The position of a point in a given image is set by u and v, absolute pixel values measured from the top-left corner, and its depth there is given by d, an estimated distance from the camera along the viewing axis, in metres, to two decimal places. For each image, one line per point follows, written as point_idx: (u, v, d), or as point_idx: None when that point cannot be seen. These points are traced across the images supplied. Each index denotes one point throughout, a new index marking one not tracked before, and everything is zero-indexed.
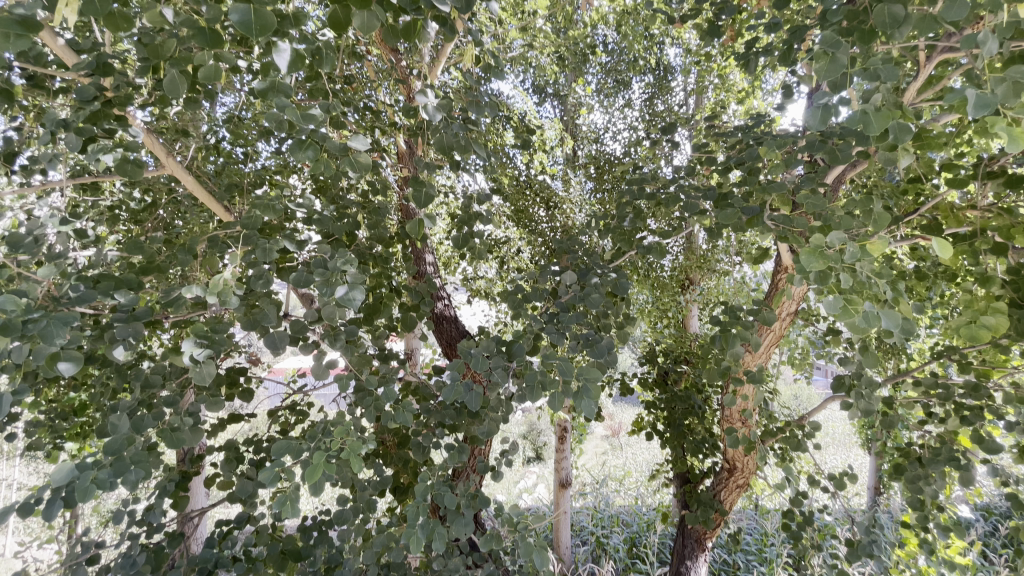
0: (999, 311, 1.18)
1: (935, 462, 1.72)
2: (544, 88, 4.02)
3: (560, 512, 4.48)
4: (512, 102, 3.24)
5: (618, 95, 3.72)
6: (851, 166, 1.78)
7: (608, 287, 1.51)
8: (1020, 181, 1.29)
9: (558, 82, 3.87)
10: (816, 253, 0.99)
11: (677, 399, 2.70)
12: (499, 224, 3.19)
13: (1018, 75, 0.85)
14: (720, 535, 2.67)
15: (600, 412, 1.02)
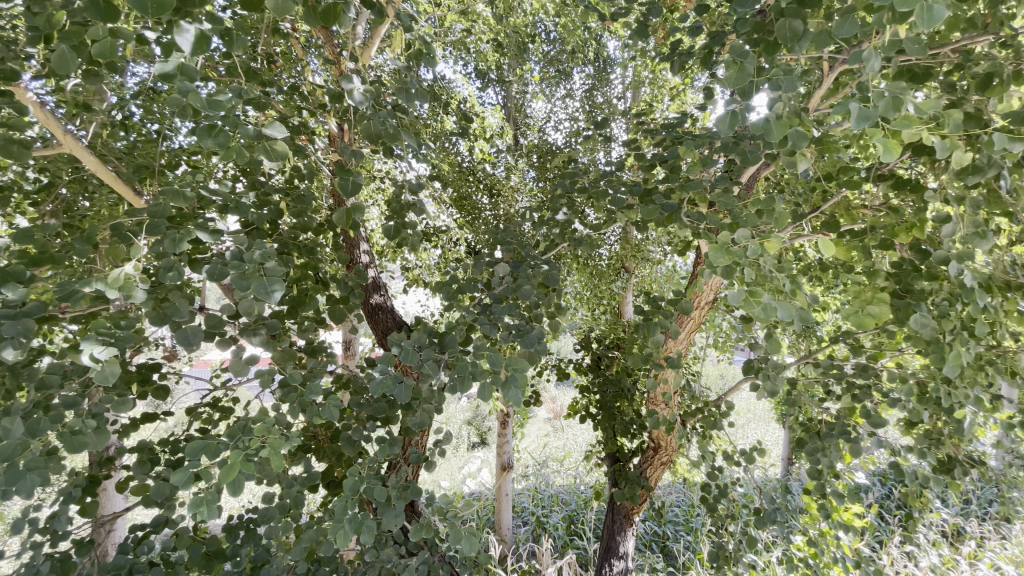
0: (884, 301, 1.32)
1: (830, 435, 1.92)
2: (486, 74, 4.00)
3: (501, 495, 4.58)
4: (452, 87, 3.20)
5: (559, 85, 3.77)
6: (765, 165, 1.91)
7: (540, 278, 1.54)
8: (903, 185, 1.45)
9: (501, 69, 3.86)
10: (723, 250, 1.07)
11: (609, 383, 2.83)
12: (440, 211, 3.17)
13: (896, 91, 0.92)
14: (647, 510, 2.84)
15: (527, 401, 1.05)
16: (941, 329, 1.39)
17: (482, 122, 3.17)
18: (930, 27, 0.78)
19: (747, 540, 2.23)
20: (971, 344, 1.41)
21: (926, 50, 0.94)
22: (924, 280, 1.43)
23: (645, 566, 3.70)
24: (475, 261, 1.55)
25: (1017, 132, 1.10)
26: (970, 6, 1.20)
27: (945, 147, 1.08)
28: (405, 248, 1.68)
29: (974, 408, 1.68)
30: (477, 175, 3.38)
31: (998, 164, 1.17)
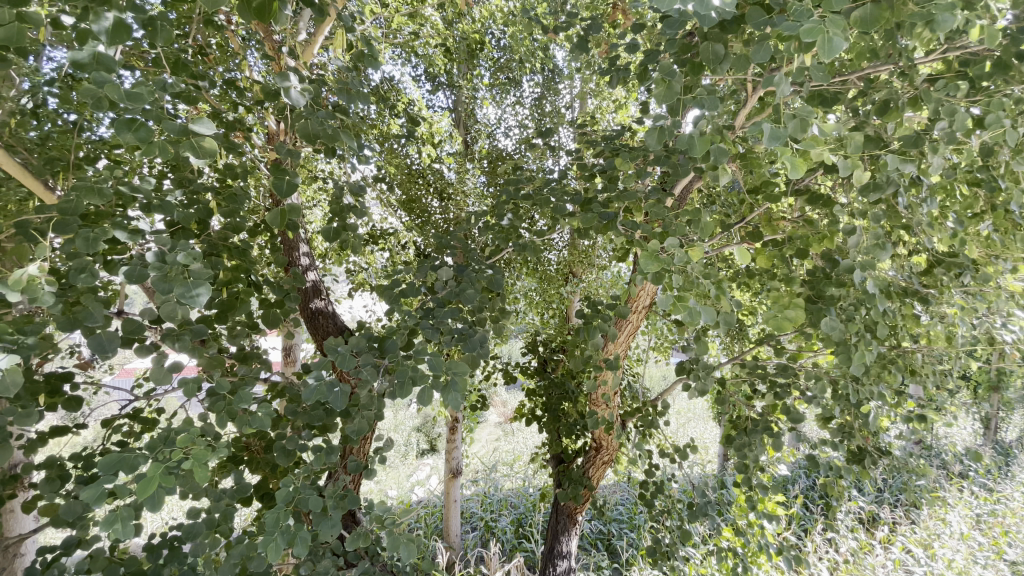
0: (798, 306, 1.44)
1: (755, 431, 2.06)
2: (436, 77, 3.98)
3: (450, 500, 4.54)
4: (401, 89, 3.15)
5: (509, 92, 3.81)
6: (697, 178, 2.02)
7: (483, 282, 1.54)
8: (816, 199, 1.58)
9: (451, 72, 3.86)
10: (653, 257, 1.14)
11: (554, 386, 2.86)
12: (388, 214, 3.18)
13: (803, 114, 1.01)
14: (589, 509, 2.91)
15: (467, 406, 1.05)
16: (847, 332, 1.52)
17: (431, 125, 3.15)
18: (830, 59, 0.82)
19: (680, 533, 2.35)
20: (872, 345, 1.56)
21: (830, 78, 1.03)
22: (833, 287, 1.56)
23: (591, 564, 3.79)
24: (420, 265, 1.53)
25: (908, 154, 1.22)
26: (874, 38, 1.33)
27: (848, 165, 1.19)
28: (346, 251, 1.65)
29: (878, 402, 1.85)
30: (426, 177, 3.34)
31: (895, 182, 1.29)
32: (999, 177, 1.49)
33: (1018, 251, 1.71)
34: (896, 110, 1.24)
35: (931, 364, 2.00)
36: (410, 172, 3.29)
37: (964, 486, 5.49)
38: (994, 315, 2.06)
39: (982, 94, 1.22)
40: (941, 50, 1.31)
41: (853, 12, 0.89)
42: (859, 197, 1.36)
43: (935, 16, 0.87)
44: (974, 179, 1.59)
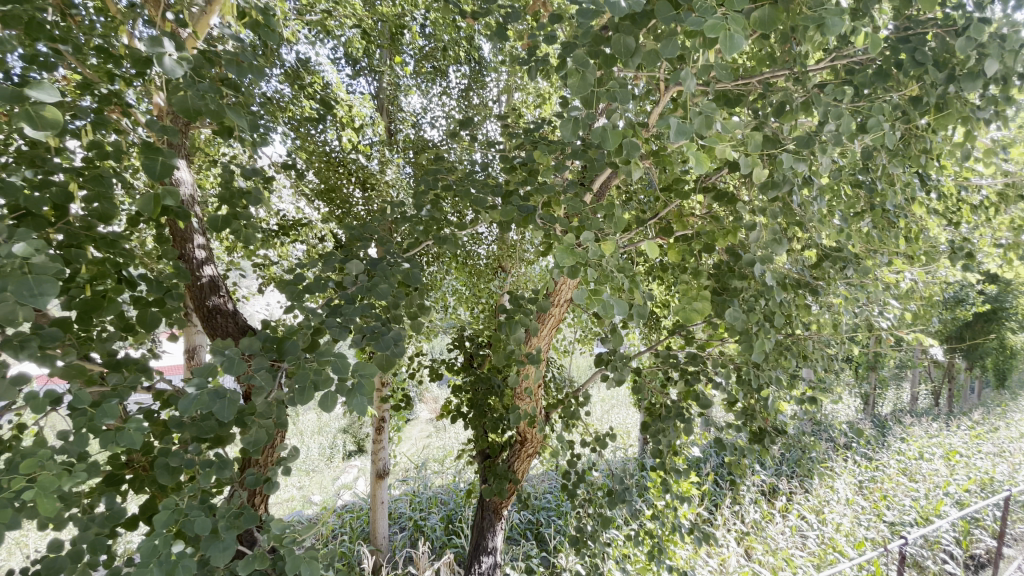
0: (705, 298, 1.50)
1: (668, 417, 2.16)
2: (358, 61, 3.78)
3: (376, 503, 4.37)
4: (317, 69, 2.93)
5: (435, 82, 3.67)
6: (614, 175, 2.06)
7: (399, 276, 1.43)
8: (721, 197, 1.66)
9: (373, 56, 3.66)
10: (568, 251, 1.15)
11: (480, 381, 2.80)
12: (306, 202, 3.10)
13: (707, 112, 1.04)
14: (514, 503, 2.92)
15: (373, 411, 0.97)
16: (748, 321, 1.62)
17: (350, 112, 2.98)
18: (732, 55, 0.83)
19: (601, 519, 2.42)
20: (769, 333, 1.67)
21: (732, 77, 1.07)
22: (735, 279, 1.65)
23: (519, 555, 3.82)
24: (325, 258, 1.40)
25: (801, 154, 1.30)
26: (773, 43, 1.40)
27: (748, 164, 1.24)
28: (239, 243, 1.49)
29: (775, 386, 2.00)
30: (347, 166, 3.19)
31: (790, 181, 1.37)
32: (876, 179, 1.64)
33: (890, 246, 1.91)
34: (791, 114, 1.31)
35: (820, 350, 2.19)
36: (328, 160, 3.15)
37: (848, 455, 6.17)
38: (872, 305, 2.29)
39: (864, 101, 1.32)
40: (830, 58, 1.40)
41: (753, 12, 0.91)
42: (759, 195, 1.43)
43: (825, 21, 0.91)
44: (856, 180, 1.74)
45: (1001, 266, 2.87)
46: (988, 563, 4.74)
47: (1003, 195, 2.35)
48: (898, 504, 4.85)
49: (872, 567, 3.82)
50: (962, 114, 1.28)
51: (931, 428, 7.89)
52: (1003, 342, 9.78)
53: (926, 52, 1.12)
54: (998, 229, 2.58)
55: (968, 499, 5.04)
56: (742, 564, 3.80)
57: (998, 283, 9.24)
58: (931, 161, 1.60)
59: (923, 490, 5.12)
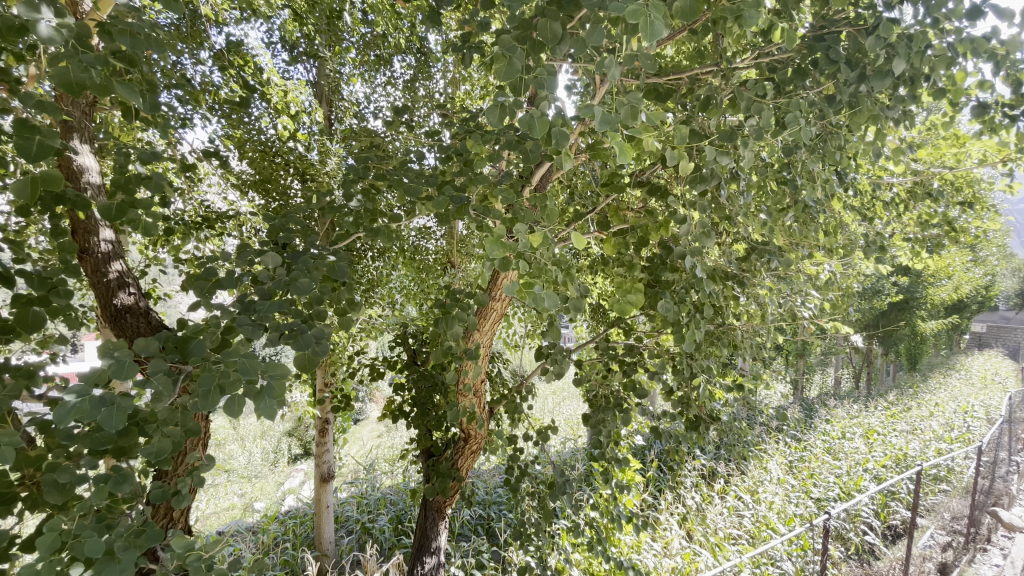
0: (638, 291, 1.56)
1: (608, 408, 2.19)
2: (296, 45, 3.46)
3: (321, 507, 4.18)
4: (253, 51, 2.71)
5: (379, 72, 3.51)
6: (554, 168, 2.05)
7: (324, 270, 1.34)
8: (654, 190, 1.69)
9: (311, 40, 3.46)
10: (497, 242, 1.12)
11: (423, 378, 2.72)
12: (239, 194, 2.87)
13: (633, 102, 1.03)
14: (458, 500, 2.88)
15: (281, 415, 0.91)
16: (679, 312, 1.66)
17: (288, 96, 2.78)
18: (652, 44, 0.82)
19: (545, 512, 2.43)
20: (700, 323, 1.71)
21: (656, 68, 1.07)
22: (668, 271, 1.69)
23: (469, 551, 3.79)
24: (240, 251, 1.30)
25: (725, 147, 1.33)
26: (701, 39, 1.42)
27: (674, 156, 1.26)
28: (138, 233, 1.35)
29: (708, 374, 2.07)
30: (285, 156, 3.06)
31: (716, 174, 1.40)
32: (798, 176, 1.72)
33: (810, 239, 2.01)
34: (716, 108, 1.34)
35: (751, 339, 2.28)
36: (263, 149, 3.00)
37: (780, 438, 6.56)
38: (796, 296, 2.42)
39: (784, 97, 1.37)
40: (754, 56, 1.45)
41: (676, 1, 0.90)
42: (688, 188, 1.46)
43: (743, 13, 0.92)
44: (780, 177, 1.81)
45: (910, 259, 3.11)
46: (901, 532, 5.18)
47: (911, 193, 2.53)
48: (823, 481, 5.20)
49: (800, 542, 4.08)
50: (871, 112, 1.35)
51: (853, 409, 8.54)
52: (913, 329, 10.71)
53: (838, 50, 1.17)
54: (908, 225, 2.78)
55: (885, 474, 5.48)
56: (684, 546, 3.94)
57: (909, 275, 10.09)
58: (847, 159, 1.68)
59: (845, 467, 5.52)
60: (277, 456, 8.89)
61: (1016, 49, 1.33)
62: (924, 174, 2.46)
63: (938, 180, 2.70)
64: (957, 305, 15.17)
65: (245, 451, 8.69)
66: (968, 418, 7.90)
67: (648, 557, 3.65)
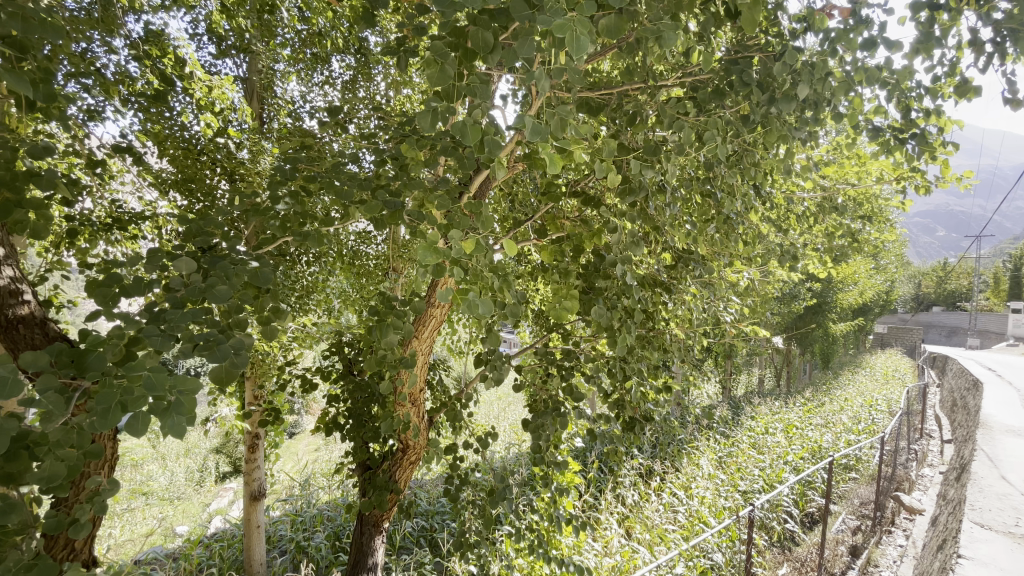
0: (572, 297, 1.69)
1: (546, 412, 2.22)
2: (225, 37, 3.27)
3: (252, 528, 3.92)
4: (175, 41, 2.53)
5: (316, 70, 3.40)
6: (494, 175, 2.07)
7: (247, 277, 1.27)
8: (589, 201, 1.74)
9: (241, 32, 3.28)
10: (431, 249, 1.10)
11: (360, 388, 2.62)
12: (158, 193, 2.66)
13: (562, 114, 1.06)
14: (396, 514, 2.81)
15: (191, 433, 0.85)
16: (612, 318, 1.71)
17: (213, 93, 2.71)
18: (579, 58, 0.84)
19: (486, 519, 2.41)
20: (631, 329, 1.78)
21: (584, 83, 1.10)
22: (602, 279, 1.75)
23: (410, 564, 3.69)
24: (149, 256, 1.20)
25: (649, 160, 1.40)
26: (630, 57, 1.48)
27: (602, 168, 1.30)
28: (28, 236, 1.23)
29: (641, 377, 2.14)
30: (212, 155, 2.87)
31: (645, 186, 1.46)
32: (719, 189, 1.83)
33: (731, 248, 2.14)
34: (642, 123, 1.40)
35: (681, 343, 2.39)
36: (188, 145, 2.80)
37: (710, 435, 6.92)
38: (720, 301, 2.57)
39: (705, 115, 1.45)
40: (679, 75, 1.53)
41: (601, 18, 0.93)
42: (619, 198, 1.51)
43: (662, 34, 0.97)
44: (704, 189, 1.91)
45: (820, 267, 3.39)
46: (817, 518, 5.61)
47: (820, 207, 2.76)
48: (749, 474, 5.53)
49: (729, 533, 4.31)
50: (780, 132, 1.46)
51: (775, 406, 9.17)
52: (826, 331, 11.66)
53: (750, 74, 1.26)
54: (818, 236, 3.03)
55: (803, 465, 5.92)
56: (624, 544, 4.06)
57: (822, 281, 10.97)
58: (762, 174, 1.81)
59: (768, 460, 5.91)
60: (203, 475, 8.30)
61: (903, 79, 1.48)
62: (830, 190, 2.69)
63: (843, 196, 2.96)
64: (863, 308, 16.70)
65: (165, 471, 8.03)
66: (873, 411, 8.69)
67: (589, 557, 3.72)
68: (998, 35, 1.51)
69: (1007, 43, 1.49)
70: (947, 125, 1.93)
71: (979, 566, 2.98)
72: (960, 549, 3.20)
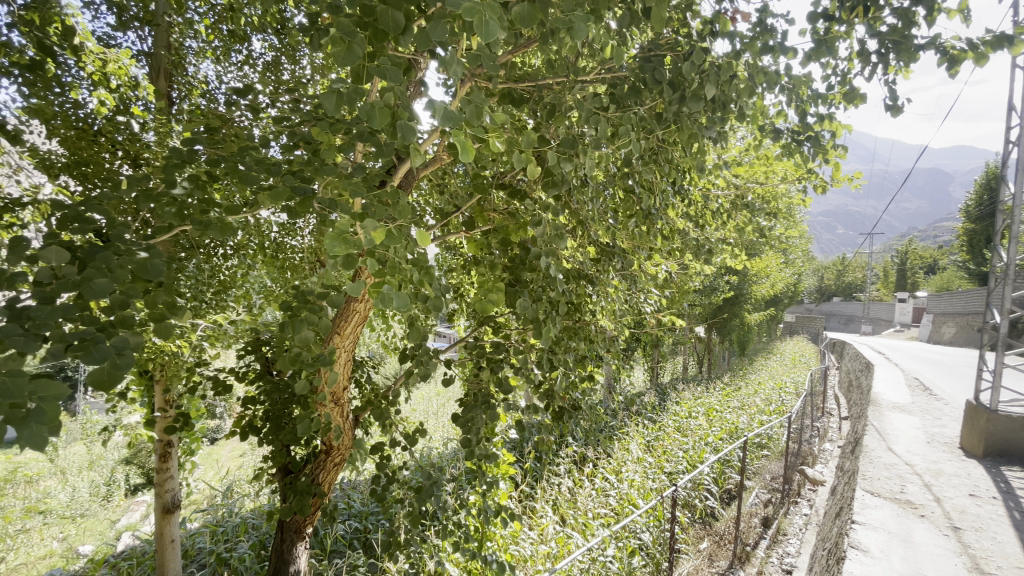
0: (497, 289, 1.69)
1: (475, 406, 2.20)
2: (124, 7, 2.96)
3: (165, 542, 3.58)
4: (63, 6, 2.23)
5: (232, 49, 3.15)
6: (420, 166, 2.02)
7: (134, 270, 1.14)
8: (514, 193, 1.75)
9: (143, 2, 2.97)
10: (341, 239, 1.05)
11: (278, 389, 2.48)
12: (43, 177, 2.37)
13: (477, 101, 1.05)
14: (320, 518, 2.69)
15: (52, 445, 0.75)
16: (537, 310, 1.73)
17: (110, 67, 2.51)
18: (489, 43, 0.83)
19: (415, 518, 2.36)
20: (556, 320, 1.81)
21: (500, 71, 1.10)
22: (528, 272, 1.76)
23: (340, 569, 3.55)
24: (11, 246, 1.05)
25: (567, 153, 1.42)
26: (552, 50, 1.50)
27: (521, 160, 1.31)
28: None
29: (567, 367, 2.18)
30: (110, 136, 2.52)
31: (566, 179, 1.48)
32: (637, 184, 1.89)
33: (650, 241, 2.23)
34: (562, 116, 1.42)
35: (605, 334, 2.46)
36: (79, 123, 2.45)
37: (639, 421, 7.25)
38: (641, 293, 2.68)
39: (622, 111, 1.50)
40: (598, 72, 1.56)
41: (514, 6, 0.93)
42: (542, 191, 1.53)
43: (574, 25, 0.99)
44: (624, 185, 1.97)
45: (733, 260, 3.62)
46: (734, 494, 6.04)
47: (732, 204, 2.89)
48: (674, 456, 5.85)
49: (656, 513, 4.53)
50: (692, 130, 1.53)
51: (698, 391, 9.77)
52: (742, 320, 12.54)
53: (662, 72, 1.32)
54: (730, 231, 3.24)
55: (721, 446, 6.35)
56: (558, 531, 4.14)
57: (739, 273, 11.75)
58: (677, 171, 1.89)
59: (691, 442, 6.28)
60: (110, 489, 7.59)
61: (799, 86, 1.61)
62: (740, 188, 2.87)
63: (752, 193, 3.17)
64: (774, 299, 18.12)
65: (65, 487, 7.27)
66: (782, 393, 9.48)
67: (525, 546, 3.78)
68: (883, 46, 1.67)
69: (889, 54, 1.65)
70: (839, 129, 2.11)
71: (870, 531, 3.34)
72: (855, 516, 3.57)
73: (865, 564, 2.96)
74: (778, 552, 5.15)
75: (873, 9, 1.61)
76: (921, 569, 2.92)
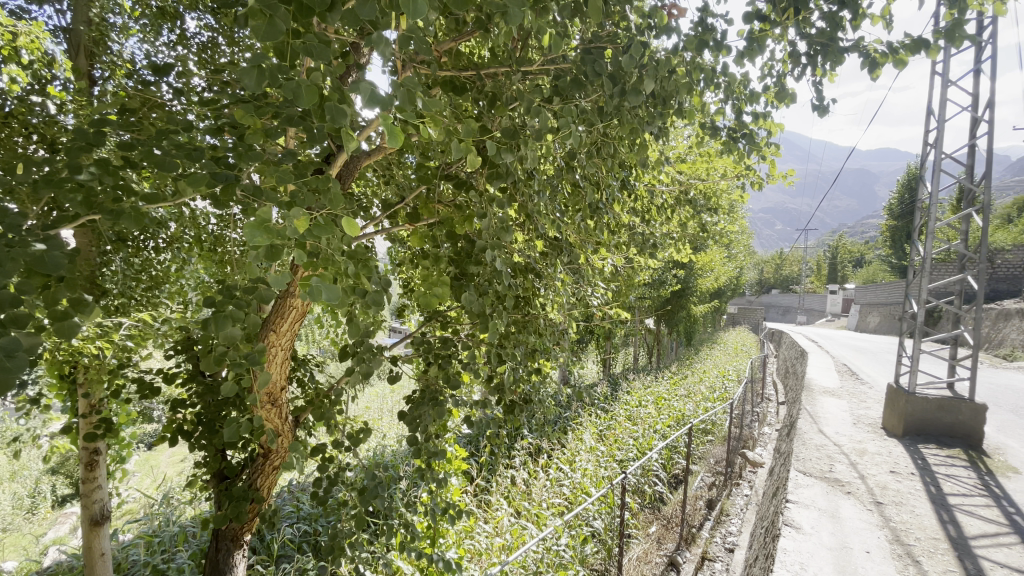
0: (441, 283, 1.65)
1: (422, 403, 2.15)
2: None
3: (94, 556, 3.27)
4: None
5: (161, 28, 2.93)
6: (361, 154, 1.94)
7: (30, 263, 1.03)
8: (459, 185, 1.71)
9: None
10: (263, 229, 0.98)
11: (211, 391, 2.34)
12: None
13: (410, 85, 1.01)
14: (259, 525, 2.57)
15: None
16: (483, 304, 1.71)
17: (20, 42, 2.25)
18: (417, 23, 0.80)
19: (360, 519, 2.30)
20: (502, 314, 1.79)
21: (434, 55, 1.07)
22: (473, 265, 1.74)
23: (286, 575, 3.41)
24: None
25: (508, 144, 1.40)
26: (494, 38, 1.47)
27: (460, 149, 1.28)
28: None
29: (516, 361, 2.17)
30: (22, 117, 2.08)
31: (509, 170, 1.46)
32: (582, 178, 1.90)
33: (596, 235, 2.25)
34: (504, 106, 1.40)
35: (555, 327, 2.47)
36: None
37: (592, 411, 7.40)
38: (589, 286, 2.72)
39: (564, 103, 1.50)
40: (542, 62, 1.55)
41: None
42: (485, 182, 1.51)
43: (507, 9, 1.01)
44: (570, 178, 1.98)
45: (678, 254, 3.73)
46: (681, 478, 6.29)
47: (676, 199, 2.98)
48: (625, 445, 6.01)
49: (608, 501, 4.64)
50: (633, 125, 1.55)
51: (647, 381, 10.08)
52: (688, 312, 13.04)
53: (602, 65, 1.32)
54: (673, 225, 3.34)
55: (669, 432, 6.58)
56: (513, 522, 4.16)
57: (686, 267, 12.21)
58: (621, 165, 1.92)
59: (641, 430, 6.47)
60: (34, 502, 7.02)
61: (735, 83, 1.66)
62: (683, 183, 2.95)
63: (695, 189, 3.28)
64: (718, 291, 18.96)
65: None
66: (725, 381, 9.95)
67: (479, 539, 3.78)
68: (811, 48, 1.74)
69: (817, 56, 1.73)
70: (773, 128, 2.21)
71: (803, 509, 3.56)
72: (789, 496, 3.79)
73: (798, 540, 3.15)
74: (721, 532, 5.41)
75: (803, 12, 1.68)
76: (847, 542, 3.14)
